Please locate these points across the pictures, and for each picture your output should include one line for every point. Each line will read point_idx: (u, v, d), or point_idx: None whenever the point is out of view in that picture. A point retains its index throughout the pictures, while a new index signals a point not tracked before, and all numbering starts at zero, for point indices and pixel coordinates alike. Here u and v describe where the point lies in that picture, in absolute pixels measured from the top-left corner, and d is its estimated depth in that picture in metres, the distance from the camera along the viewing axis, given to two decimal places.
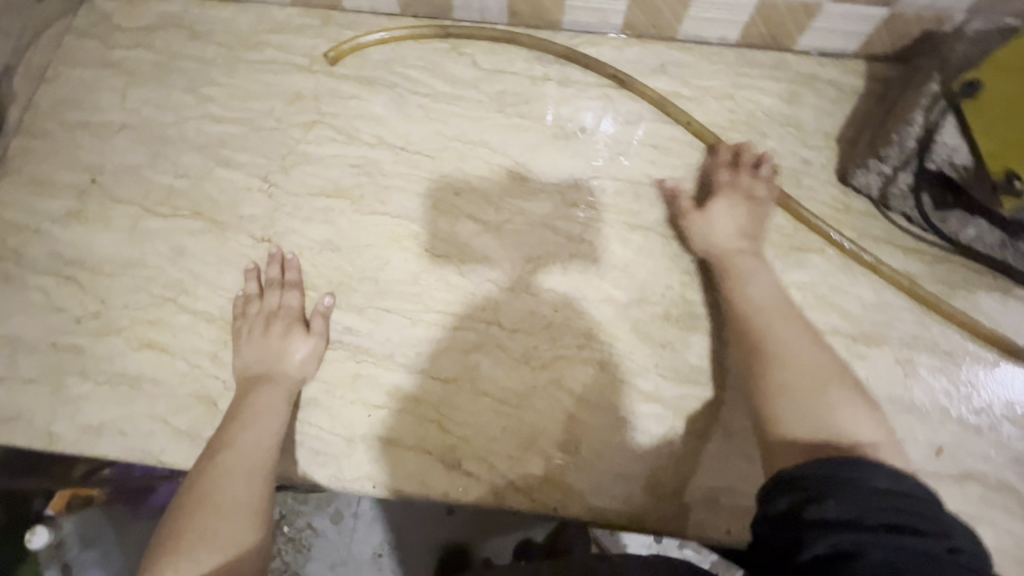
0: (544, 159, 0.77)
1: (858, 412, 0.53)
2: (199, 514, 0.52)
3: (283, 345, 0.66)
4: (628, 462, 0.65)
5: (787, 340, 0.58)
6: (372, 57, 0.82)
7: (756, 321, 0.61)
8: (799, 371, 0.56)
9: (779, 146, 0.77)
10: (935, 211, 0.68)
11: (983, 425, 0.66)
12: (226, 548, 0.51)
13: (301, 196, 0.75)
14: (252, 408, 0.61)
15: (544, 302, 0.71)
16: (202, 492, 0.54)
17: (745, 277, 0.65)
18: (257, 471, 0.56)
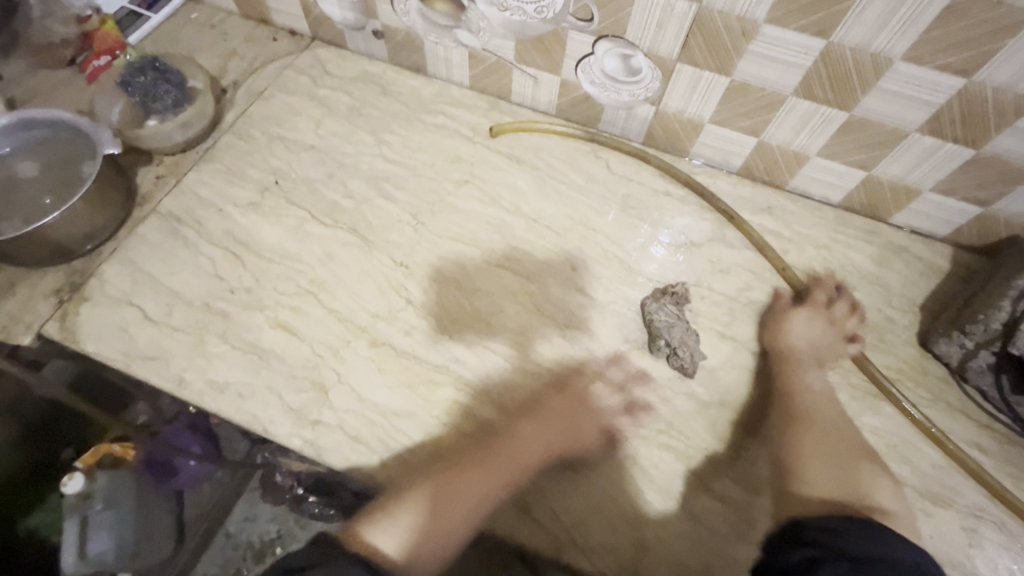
0: (653, 259, 0.87)
1: (885, 487, 0.68)
2: (433, 501, 0.65)
3: (578, 411, 0.74)
4: (689, 554, 0.66)
5: (835, 420, 0.73)
6: (523, 140, 0.97)
7: (814, 401, 0.74)
8: (841, 439, 0.71)
9: (867, 300, 0.85)
10: (1012, 393, 0.73)
11: None
12: (428, 530, 0.63)
13: (441, 237, 0.87)
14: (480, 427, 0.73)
15: (635, 381, 0.77)
16: (452, 494, 0.66)
17: (801, 364, 0.78)
18: (476, 491, 0.67)
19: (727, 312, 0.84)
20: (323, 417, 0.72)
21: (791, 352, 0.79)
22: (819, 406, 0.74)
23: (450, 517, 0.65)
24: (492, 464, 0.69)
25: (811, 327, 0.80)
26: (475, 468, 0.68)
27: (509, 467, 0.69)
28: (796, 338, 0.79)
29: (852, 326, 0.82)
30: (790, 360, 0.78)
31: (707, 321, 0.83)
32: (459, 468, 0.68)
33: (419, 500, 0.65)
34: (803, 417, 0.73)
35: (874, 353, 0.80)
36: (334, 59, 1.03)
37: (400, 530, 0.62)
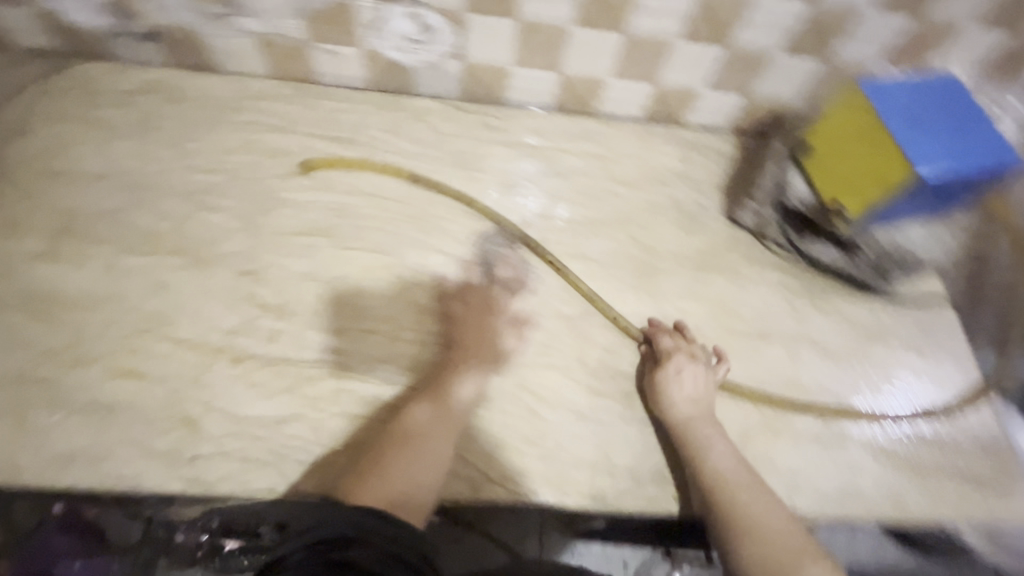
0: (496, 202, 0.94)
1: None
2: (404, 445, 0.67)
3: (484, 326, 0.79)
4: (588, 450, 0.74)
5: (755, 504, 0.65)
6: (344, 121, 0.95)
7: (722, 484, 0.67)
8: (777, 553, 0.60)
9: (680, 194, 0.98)
10: (797, 239, 0.88)
11: (897, 429, 0.84)
12: (412, 470, 0.65)
13: (282, 235, 0.83)
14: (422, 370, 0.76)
15: (495, 304, 0.82)
16: (419, 432, 0.68)
17: (701, 445, 0.70)
18: (439, 419, 0.71)
19: (572, 234, 0.91)
20: (202, 450, 0.67)
21: (680, 427, 0.73)
22: (745, 502, 0.65)
23: (427, 454, 0.67)
24: (440, 398, 0.72)
25: (678, 384, 0.75)
26: (428, 400, 0.72)
27: (456, 393, 0.73)
28: (682, 403, 0.74)
29: (675, 219, 0.95)
30: (684, 439, 0.72)
31: (558, 247, 0.89)
32: (414, 410, 0.71)
33: (391, 450, 0.66)
34: (742, 536, 0.62)
35: (696, 236, 0.93)
36: (102, 74, 0.91)
37: (390, 478, 0.63)
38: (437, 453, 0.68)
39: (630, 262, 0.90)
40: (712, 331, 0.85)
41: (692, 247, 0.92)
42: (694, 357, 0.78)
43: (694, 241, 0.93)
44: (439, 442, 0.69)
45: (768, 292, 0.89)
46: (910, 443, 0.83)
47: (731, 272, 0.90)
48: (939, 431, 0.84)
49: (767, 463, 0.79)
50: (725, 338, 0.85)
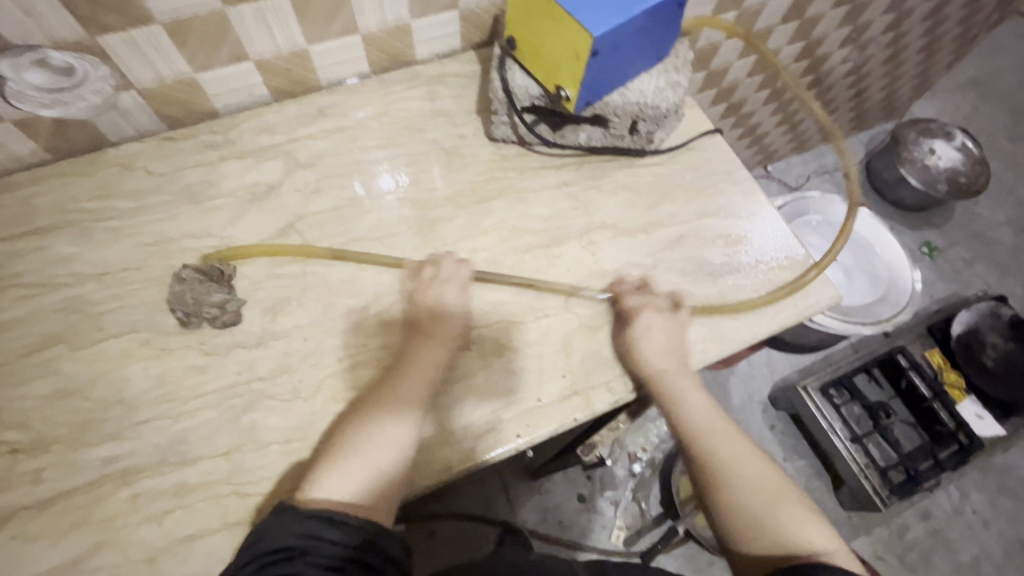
0: (248, 223, 0.83)
1: (808, 523, 0.66)
2: (356, 453, 0.64)
3: (444, 313, 0.77)
4: (422, 430, 0.71)
5: (728, 452, 0.72)
6: (39, 205, 0.82)
7: (702, 435, 0.74)
8: (750, 494, 0.69)
9: (437, 133, 0.93)
10: (555, 133, 0.87)
11: (717, 268, 0.85)
12: (370, 473, 0.63)
13: (10, 362, 0.72)
14: (416, 356, 0.72)
15: (454, 279, 0.79)
16: (377, 438, 0.65)
17: (677, 397, 0.75)
18: (394, 427, 0.66)
19: (339, 221, 0.84)
20: None
21: (653, 381, 0.74)
22: (718, 439, 0.73)
23: (381, 458, 0.64)
24: (395, 399, 0.68)
25: (653, 336, 0.76)
26: (384, 409, 0.67)
27: (410, 396, 0.69)
28: (651, 358, 0.75)
29: (439, 161, 0.90)
30: (661, 395, 0.75)
31: (328, 241, 0.82)
32: (365, 418, 0.67)
33: (341, 453, 0.65)
34: (714, 469, 0.71)
35: (465, 169, 0.90)
36: None
37: (339, 478, 0.63)
38: (400, 442, 0.66)
39: (407, 225, 0.85)
40: (507, 258, 0.83)
41: (465, 183, 0.88)
42: (664, 308, 0.78)
43: (463, 176, 0.89)
44: (397, 448, 0.65)
45: (550, 196, 0.88)
46: (720, 279, 0.84)
47: (508, 191, 0.88)
48: (742, 260, 0.86)
49: (597, 359, 0.77)
50: (521, 259, 0.83)
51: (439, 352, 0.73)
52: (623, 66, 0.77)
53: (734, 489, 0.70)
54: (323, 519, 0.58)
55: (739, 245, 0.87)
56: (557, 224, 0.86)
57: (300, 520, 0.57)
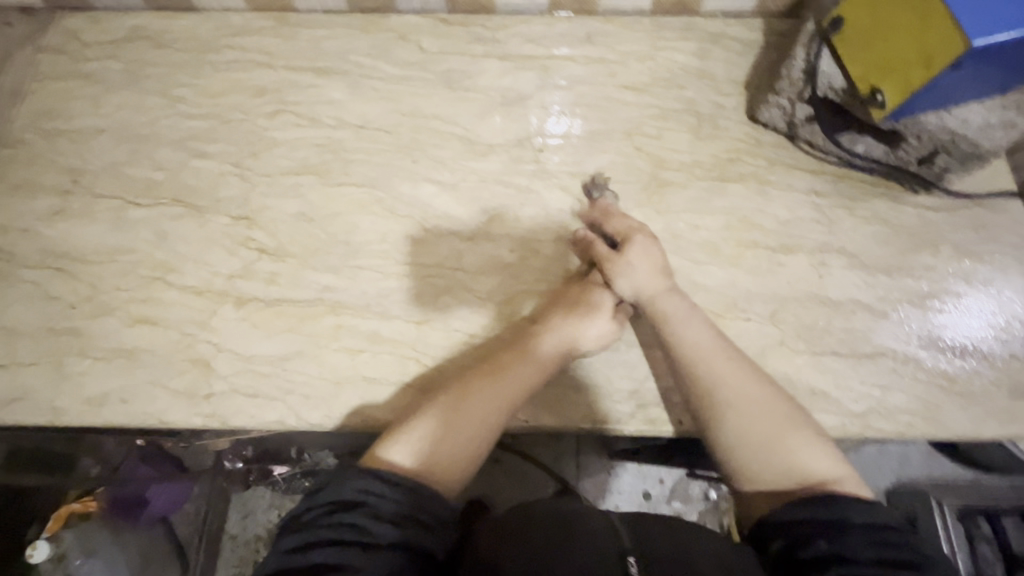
0: (490, 122, 0.85)
1: (813, 450, 0.59)
2: (437, 421, 0.63)
3: (585, 317, 0.71)
4: (589, 376, 0.72)
5: (728, 379, 0.64)
6: (327, 49, 0.90)
7: (700, 369, 0.65)
8: (747, 416, 0.61)
9: (696, 95, 0.87)
10: (834, 134, 0.78)
11: (959, 345, 0.74)
12: (434, 445, 0.61)
13: (273, 175, 0.82)
14: (530, 355, 0.68)
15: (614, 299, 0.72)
16: (465, 412, 0.63)
17: (671, 324, 0.68)
18: (487, 410, 0.64)
19: (572, 150, 0.84)
20: (215, 388, 0.71)
21: (699, 355, 0.66)
22: (716, 362, 0.65)
23: (454, 432, 0.62)
24: (488, 386, 0.66)
25: (695, 327, 0.67)
26: (488, 386, 0.66)
27: (502, 384, 0.66)
28: (699, 340, 0.66)
29: (689, 123, 0.85)
30: (688, 364, 0.66)
31: (556, 166, 0.82)
32: (454, 391, 0.66)
33: (428, 419, 0.63)
34: (713, 390, 0.63)
35: (711, 141, 0.84)
36: (87, 25, 0.91)
37: (416, 446, 0.61)
38: (473, 436, 0.63)
39: (636, 177, 0.82)
40: (727, 246, 0.78)
41: (708, 156, 0.83)
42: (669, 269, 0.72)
43: (709, 148, 0.83)
44: (472, 424, 0.63)
45: (793, 200, 0.80)
46: (957, 358, 0.73)
47: (751, 179, 0.82)
48: (993, 347, 0.74)
49: (787, 383, 0.71)
50: (741, 253, 0.77)
51: (548, 364, 0.68)
52: (987, 85, 0.65)
53: (750, 418, 0.61)
54: (380, 478, 0.56)
55: (996, 327, 0.75)
56: (792, 233, 0.79)
57: (357, 477, 0.57)
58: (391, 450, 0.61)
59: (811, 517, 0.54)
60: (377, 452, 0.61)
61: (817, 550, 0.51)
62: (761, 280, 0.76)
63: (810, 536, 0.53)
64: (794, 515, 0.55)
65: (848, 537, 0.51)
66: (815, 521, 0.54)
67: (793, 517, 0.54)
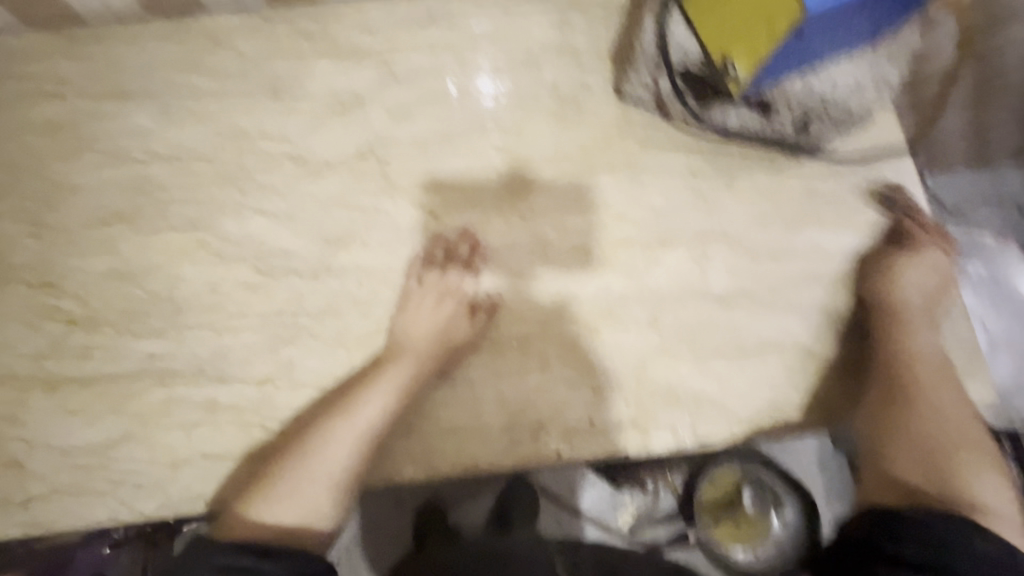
0: (326, 135, 0.74)
1: (984, 479, 0.56)
2: (301, 477, 0.56)
3: (433, 326, 0.66)
4: (455, 417, 0.65)
5: (933, 384, 0.63)
6: (127, 66, 0.77)
7: (923, 379, 0.62)
8: (936, 422, 0.60)
9: (557, 74, 0.77)
10: (703, 105, 0.69)
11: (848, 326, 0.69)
12: (296, 497, 0.56)
13: (78, 229, 0.71)
14: (386, 377, 0.62)
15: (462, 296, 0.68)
16: (332, 455, 0.57)
17: (906, 325, 0.66)
18: (343, 449, 0.58)
19: (423, 156, 0.74)
20: (32, 491, 0.62)
21: (897, 363, 0.64)
22: (931, 368, 0.64)
23: (317, 487, 0.57)
24: (350, 425, 0.59)
25: (926, 330, 0.66)
26: (343, 419, 0.59)
27: (367, 417, 0.60)
28: (925, 339, 0.65)
29: (550, 109, 0.76)
30: (902, 370, 0.63)
31: (406, 177, 0.73)
32: (318, 439, 0.58)
33: (293, 475, 0.57)
34: (914, 388, 0.62)
35: (577, 127, 0.75)
36: None
37: (275, 501, 0.55)
38: (330, 480, 0.57)
39: (496, 181, 0.73)
40: (600, 248, 0.70)
41: (574, 146, 0.74)
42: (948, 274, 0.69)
43: (575, 136, 0.75)
44: (338, 473, 0.57)
45: (669, 185, 0.73)
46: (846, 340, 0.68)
47: (622, 167, 0.73)
48: None
49: (670, 394, 0.66)
50: (616, 253, 0.70)
51: (409, 387, 0.62)
52: (854, 41, 0.60)
53: (919, 426, 0.60)
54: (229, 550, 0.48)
55: None
56: (669, 223, 0.71)
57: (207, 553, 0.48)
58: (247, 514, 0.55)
59: (927, 528, 0.49)
60: (236, 516, 0.55)
61: (901, 553, 0.48)
62: (640, 282, 0.69)
63: (894, 538, 0.49)
64: (915, 516, 0.50)
65: (952, 561, 0.46)
66: (926, 531, 0.49)
67: (911, 515, 0.50)
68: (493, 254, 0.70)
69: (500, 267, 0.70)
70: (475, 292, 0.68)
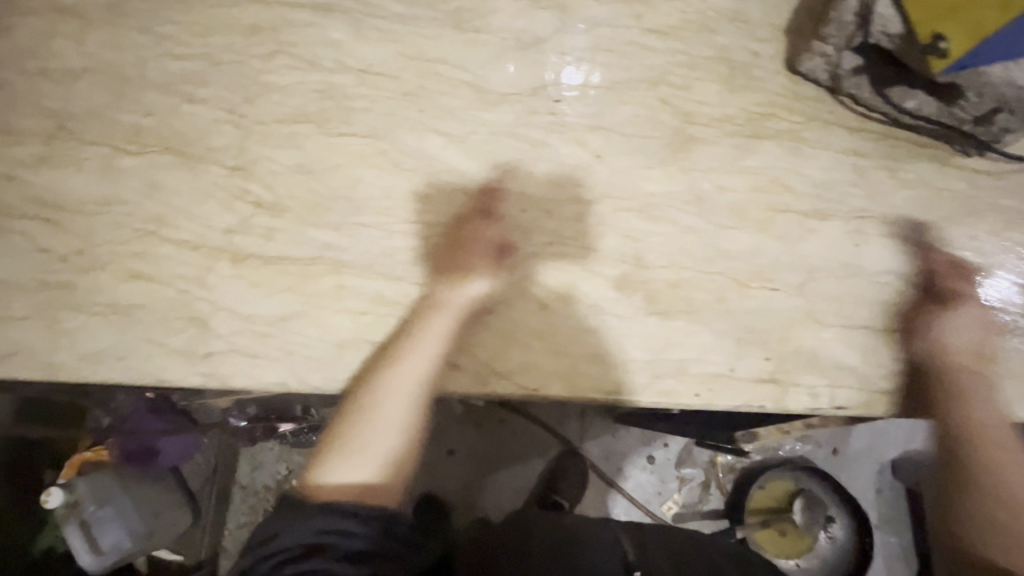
0: (502, 69, 0.78)
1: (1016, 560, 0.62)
2: (365, 429, 0.64)
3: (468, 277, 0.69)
4: (601, 343, 0.68)
5: (1007, 455, 0.65)
6: None
7: (990, 441, 0.65)
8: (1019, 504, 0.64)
9: (730, 40, 0.79)
10: (886, 87, 0.71)
11: (999, 321, 0.69)
12: (371, 457, 0.63)
13: (269, 124, 0.76)
14: (417, 331, 0.66)
15: (620, 240, 0.71)
16: (394, 408, 0.64)
17: (971, 394, 0.67)
18: (399, 404, 0.64)
19: (592, 101, 0.77)
20: (213, 347, 0.69)
21: (982, 433, 0.66)
22: (997, 445, 0.65)
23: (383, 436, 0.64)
24: (413, 374, 0.65)
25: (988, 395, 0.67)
26: (393, 378, 0.65)
27: (417, 367, 0.65)
28: (988, 412, 0.66)
29: (720, 73, 0.78)
30: (985, 442, 0.65)
31: (574, 118, 0.76)
32: (368, 395, 0.65)
33: (368, 431, 0.64)
34: (990, 465, 0.65)
35: (745, 94, 0.77)
36: None
37: (356, 464, 0.62)
38: (395, 428, 0.64)
39: (660, 133, 0.75)
40: (755, 210, 0.72)
41: (741, 110, 0.76)
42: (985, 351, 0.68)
43: (742, 101, 0.76)
44: (414, 419, 0.65)
45: (831, 159, 0.74)
46: (996, 335, 0.69)
47: (785, 137, 0.75)
48: None
49: (811, 357, 0.68)
50: (771, 217, 0.72)
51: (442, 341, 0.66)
52: None
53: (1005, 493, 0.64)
54: (349, 517, 0.58)
55: None
56: (826, 194, 0.73)
57: (313, 517, 0.58)
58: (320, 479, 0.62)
59: None
60: (312, 485, 0.62)
61: None
62: (792, 247, 0.71)
63: None
64: None
65: None
66: None
67: None
68: (652, 202, 0.73)
69: (657, 215, 0.72)
70: (630, 232, 0.72)
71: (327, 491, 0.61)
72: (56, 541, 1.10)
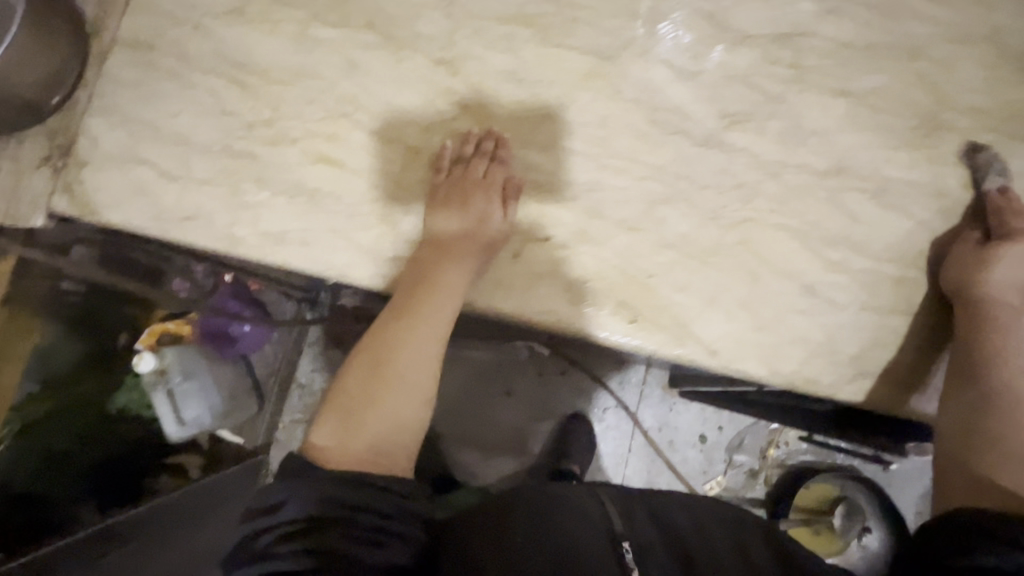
0: (748, 7, 0.69)
1: None
2: (384, 387, 0.54)
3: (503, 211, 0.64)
4: (808, 327, 0.64)
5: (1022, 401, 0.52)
6: None
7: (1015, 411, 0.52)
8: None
9: (1008, 20, 0.69)
10: None
11: None
12: (385, 415, 0.53)
13: (483, 19, 0.69)
14: (434, 285, 0.59)
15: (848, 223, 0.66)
16: (394, 368, 0.55)
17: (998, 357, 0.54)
18: (394, 363, 0.55)
19: (841, 61, 0.68)
20: (402, 252, 0.65)
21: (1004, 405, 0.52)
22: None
23: (410, 400, 0.54)
24: (420, 331, 0.57)
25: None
26: (392, 328, 0.57)
27: (416, 322, 0.57)
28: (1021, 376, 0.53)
29: (990, 56, 0.69)
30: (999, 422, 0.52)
31: (818, 76, 0.68)
32: (380, 343, 0.56)
33: (376, 395, 0.53)
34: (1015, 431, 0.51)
35: (1011, 87, 0.68)
36: None
37: (367, 423, 0.52)
38: (418, 389, 0.55)
39: (910, 112, 0.68)
40: None
41: (1003, 104, 0.68)
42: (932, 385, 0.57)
43: (1007, 95, 0.68)
44: (415, 379, 0.55)
45: None
46: None
47: None
48: None
49: None
50: None
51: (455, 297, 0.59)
52: None
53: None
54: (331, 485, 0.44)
55: None
56: None
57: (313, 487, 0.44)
58: (330, 441, 0.51)
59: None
60: (321, 450, 0.50)
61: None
62: None
63: None
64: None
65: None
66: None
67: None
68: (888, 188, 0.66)
69: (890, 202, 0.66)
70: (859, 216, 0.66)
71: (332, 455, 0.50)
72: (135, 404, 0.79)
